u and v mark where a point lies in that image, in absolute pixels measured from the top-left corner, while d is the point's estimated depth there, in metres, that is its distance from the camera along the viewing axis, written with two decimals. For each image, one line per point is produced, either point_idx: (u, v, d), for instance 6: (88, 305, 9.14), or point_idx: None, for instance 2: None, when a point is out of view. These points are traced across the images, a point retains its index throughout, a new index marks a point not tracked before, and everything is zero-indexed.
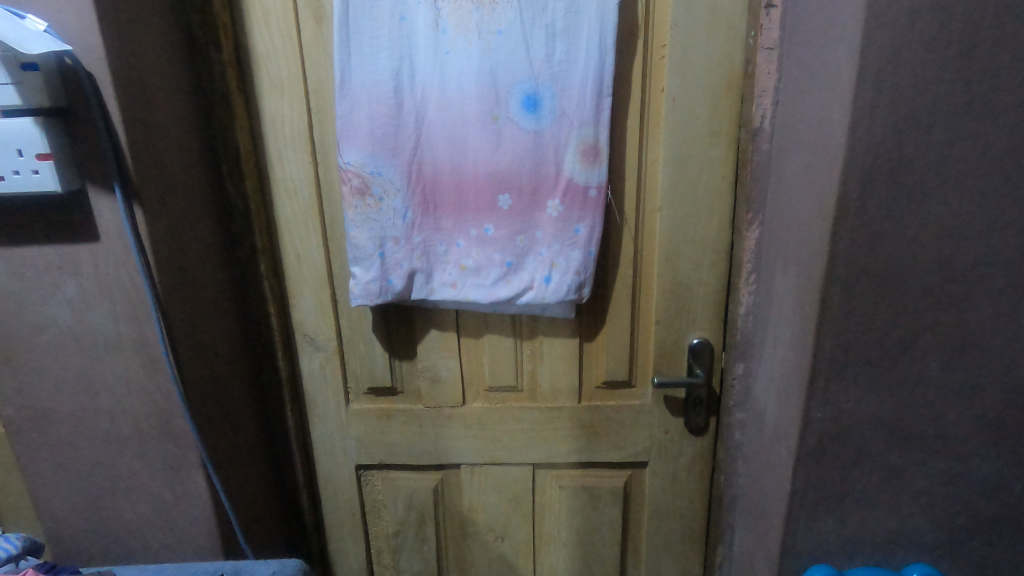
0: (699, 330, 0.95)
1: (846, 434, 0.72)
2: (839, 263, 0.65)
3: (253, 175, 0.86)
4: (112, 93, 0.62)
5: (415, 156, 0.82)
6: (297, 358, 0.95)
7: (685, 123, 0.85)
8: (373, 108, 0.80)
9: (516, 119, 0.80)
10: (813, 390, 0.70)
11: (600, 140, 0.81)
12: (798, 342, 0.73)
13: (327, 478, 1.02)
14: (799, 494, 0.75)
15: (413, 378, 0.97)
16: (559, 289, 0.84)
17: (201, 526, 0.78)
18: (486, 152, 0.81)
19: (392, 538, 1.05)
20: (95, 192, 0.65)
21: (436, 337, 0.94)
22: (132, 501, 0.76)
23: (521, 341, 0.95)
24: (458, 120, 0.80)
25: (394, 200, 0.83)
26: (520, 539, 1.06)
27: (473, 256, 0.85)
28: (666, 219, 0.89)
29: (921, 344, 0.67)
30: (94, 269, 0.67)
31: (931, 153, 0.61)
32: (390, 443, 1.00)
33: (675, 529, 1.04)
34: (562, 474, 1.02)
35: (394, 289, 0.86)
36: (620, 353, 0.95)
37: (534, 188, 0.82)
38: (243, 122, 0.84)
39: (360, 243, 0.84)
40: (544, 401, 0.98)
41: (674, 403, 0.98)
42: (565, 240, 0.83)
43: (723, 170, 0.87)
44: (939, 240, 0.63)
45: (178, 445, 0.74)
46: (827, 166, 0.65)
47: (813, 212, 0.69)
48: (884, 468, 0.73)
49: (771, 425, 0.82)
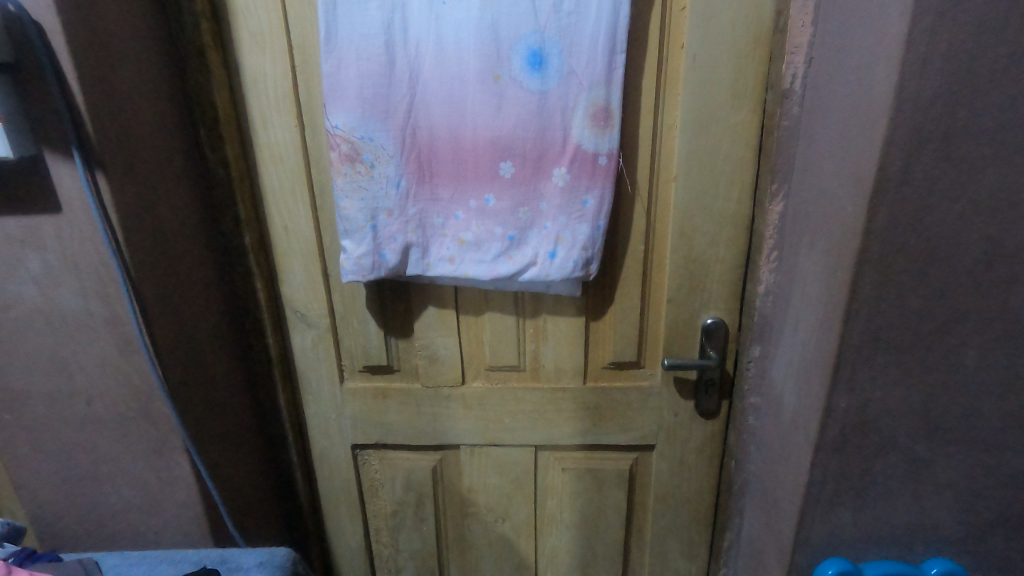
0: (713, 310, 0.88)
1: (870, 425, 0.67)
2: (875, 242, 0.59)
3: (234, 140, 0.79)
4: (64, 47, 0.56)
5: (409, 119, 0.75)
6: (288, 336, 0.91)
7: (705, 84, 0.77)
8: (363, 66, 0.73)
9: (519, 78, 0.72)
10: (837, 378, 0.65)
11: (612, 103, 0.74)
12: (822, 326, 0.67)
13: (323, 458, 0.99)
14: (815, 487, 0.71)
15: (411, 357, 0.93)
16: (564, 266, 0.79)
17: (188, 512, 0.75)
18: (487, 116, 0.74)
19: (390, 517, 1.03)
20: (52, 158, 0.59)
21: (433, 315, 0.89)
22: (114, 485, 0.73)
23: (523, 319, 0.89)
24: (456, 80, 0.73)
25: (386, 168, 0.77)
26: (521, 520, 1.03)
27: (472, 229, 0.79)
28: (682, 190, 0.82)
29: (958, 333, 0.62)
30: (57, 244, 0.62)
31: (989, 117, 0.54)
32: (387, 423, 0.96)
33: (681, 514, 1.00)
34: (565, 456, 0.99)
35: (388, 265, 0.81)
36: (629, 332, 0.90)
37: (539, 155, 0.75)
38: (220, 82, 0.77)
39: (350, 215, 0.78)
40: (547, 381, 0.93)
41: (684, 385, 0.93)
42: (571, 212, 0.77)
43: (746, 137, 0.79)
44: (990, 217, 0.57)
45: (159, 429, 0.70)
46: (866, 134, 0.58)
47: (847, 185, 0.62)
48: (908, 460, 0.68)
49: (788, 411, 0.77)
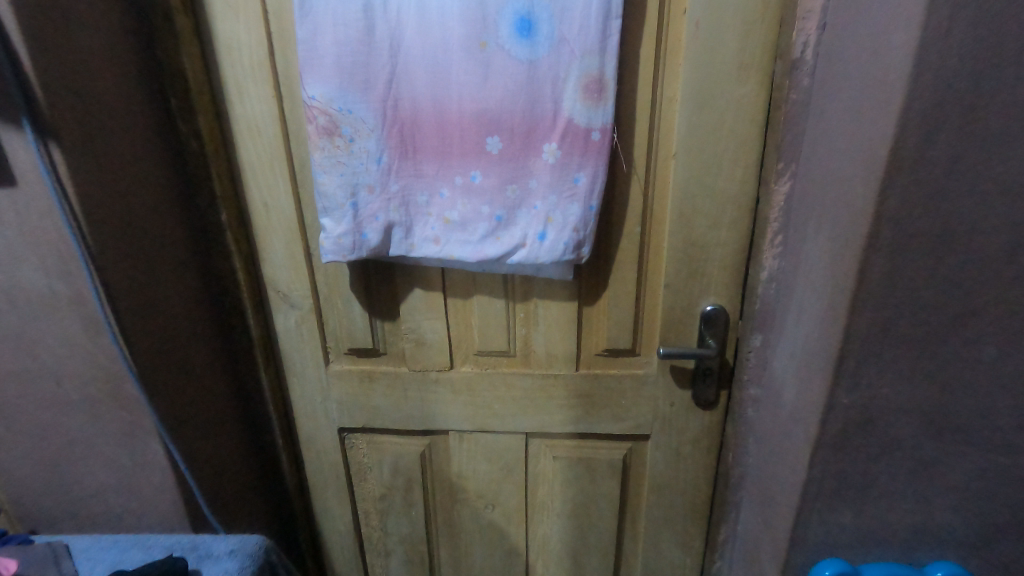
0: (714, 297, 0.84)
1: (873, 423, 0.63)
2: (885, 228, 0.54)
3: (207, 111, 0.76)
4: (7, 8, 0.52)
5: (391, 90, 0.71)
6: (271, 316, 0.88)
7: (710, 53, 0.71)
8: (340, 32, 0.68)
9: (507, 46, 0.67)
10: (839, 372, 0.61)
11: (607, 74, 0.68)
12: (826, 317, 0.63)
13: (310, 441, 0.97)
14: (813, 484, 0.67)
15: (397, 340, 0.90)
16: (554, 248, 0.74)
17: (164, 495, 0.73)
18: (473, 87, 0.69)
19: (379, 501, 1.01)
20: (4, 129, 0.56)
21: (420, 297, 0.85)
22: (89, 466, 0.71)
23: (514, 303, 0.86)
24: (439, 47, 0.68)
25: (367, 142, 0.73)
26: (512, 507, 1.01)
27: (458, 208, 0.75)
28: (682, 168, 0.77)
29: (974, 327, 0.57)
30: (15, 217, 0.59)
31: (1018, 90, 0.48)
32: (374, 407, 0.94)
33: (677, 505, 0.97)
34: (557, 444, 0.96)
35: (369, 245, 0.77)
36: (624, 319, 0.85)
37: (528, 129, 0.71)
38: (191, 48, 0.73)
39: (329, 191, 0.75)
40: (538, 367, 0.90)
41: (681, 374, 0.89)
42: (561, 191, 0.73)
43: (753, 111, 0.73)
44: (1016, 200, 0.51)
45: (130, 411, 0.68)
46: (880, 106, 0.53)
47: (858, 165, 0.56)
48: (914, 460, 0.64)
49: (788, 405, 0.73)
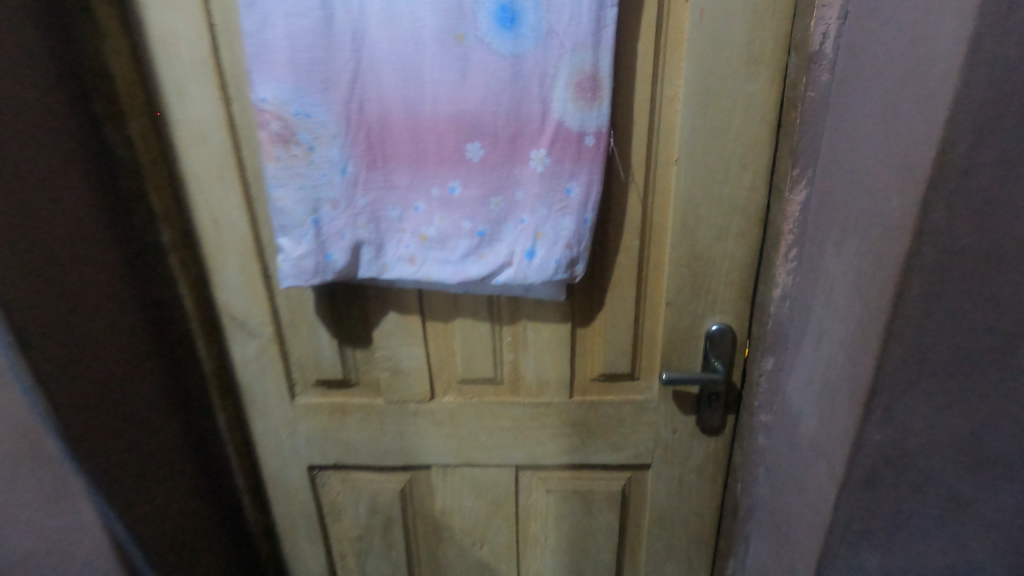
0: (720, 315, 0.76)
1: (908, 463, 0.56)
2: (928, 246, 0.47)
3: (141, 116, 0.66)
4: None
5: (355, 90, 0.61)
6: (226, 346, 0.78)
7: (715, 46, 0.64)
8: (293, 23, 0.59)
9: (486, 39, 0.59)
10: (870, 408, 0.54)
11: (601, 70, 0.60)
12: (855, 344, 0.55)
13: (276, 480, 0.87)
14: (837, 528, 0.60)
15: (371, 368, 0.81)
16: (545, 267, 0.66)
17: (97, 558, 0.64)
18: (449, 86, 0.61)
19: (355, 542, 0.92)
20: None
21: (395, 321, 0.76)
22: (9, 531, 0.62)
23: (500, 326, 0.77)
24: (410, 41, 0.59)
25: (329, 150, 0.63)
26: (502, 544, 0.92)
27: (435, 223, 0.66)
28: (685, 175, 0.69)
29: None
30: None
31: None
32: (347, 442, 0.85)
33: (680, 537, 0.89)
34: (550, 476, 0.87)
35: (334, 267, 0.67)
36: (622, 340, 0.78)
37: (512, 133, 0.62)
38: (119, 44, 0.63)
39: (286, 207, 0.65)
40: (528, 395, 0.81)
41: (684, 399, 0.81)
42: (552, 202, 0.64)
43: (762, 111, 0.66)
44: None
45: (51, 468, 0.59)
46: (922, 107, 0.45)
47: (894, 173, 0.49)
48: (953, 502, 0.56)
49: (807, 437, 0.66)
